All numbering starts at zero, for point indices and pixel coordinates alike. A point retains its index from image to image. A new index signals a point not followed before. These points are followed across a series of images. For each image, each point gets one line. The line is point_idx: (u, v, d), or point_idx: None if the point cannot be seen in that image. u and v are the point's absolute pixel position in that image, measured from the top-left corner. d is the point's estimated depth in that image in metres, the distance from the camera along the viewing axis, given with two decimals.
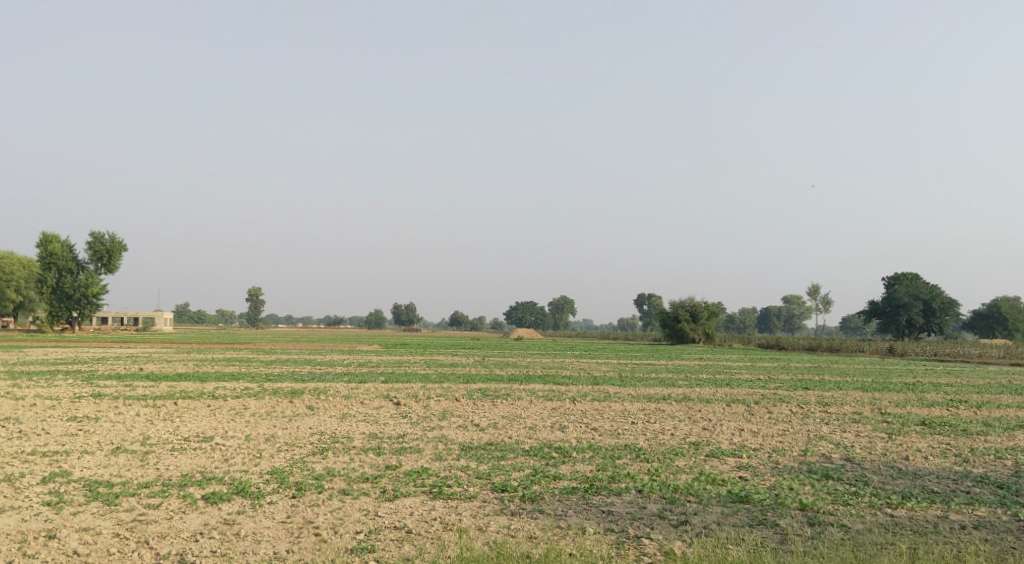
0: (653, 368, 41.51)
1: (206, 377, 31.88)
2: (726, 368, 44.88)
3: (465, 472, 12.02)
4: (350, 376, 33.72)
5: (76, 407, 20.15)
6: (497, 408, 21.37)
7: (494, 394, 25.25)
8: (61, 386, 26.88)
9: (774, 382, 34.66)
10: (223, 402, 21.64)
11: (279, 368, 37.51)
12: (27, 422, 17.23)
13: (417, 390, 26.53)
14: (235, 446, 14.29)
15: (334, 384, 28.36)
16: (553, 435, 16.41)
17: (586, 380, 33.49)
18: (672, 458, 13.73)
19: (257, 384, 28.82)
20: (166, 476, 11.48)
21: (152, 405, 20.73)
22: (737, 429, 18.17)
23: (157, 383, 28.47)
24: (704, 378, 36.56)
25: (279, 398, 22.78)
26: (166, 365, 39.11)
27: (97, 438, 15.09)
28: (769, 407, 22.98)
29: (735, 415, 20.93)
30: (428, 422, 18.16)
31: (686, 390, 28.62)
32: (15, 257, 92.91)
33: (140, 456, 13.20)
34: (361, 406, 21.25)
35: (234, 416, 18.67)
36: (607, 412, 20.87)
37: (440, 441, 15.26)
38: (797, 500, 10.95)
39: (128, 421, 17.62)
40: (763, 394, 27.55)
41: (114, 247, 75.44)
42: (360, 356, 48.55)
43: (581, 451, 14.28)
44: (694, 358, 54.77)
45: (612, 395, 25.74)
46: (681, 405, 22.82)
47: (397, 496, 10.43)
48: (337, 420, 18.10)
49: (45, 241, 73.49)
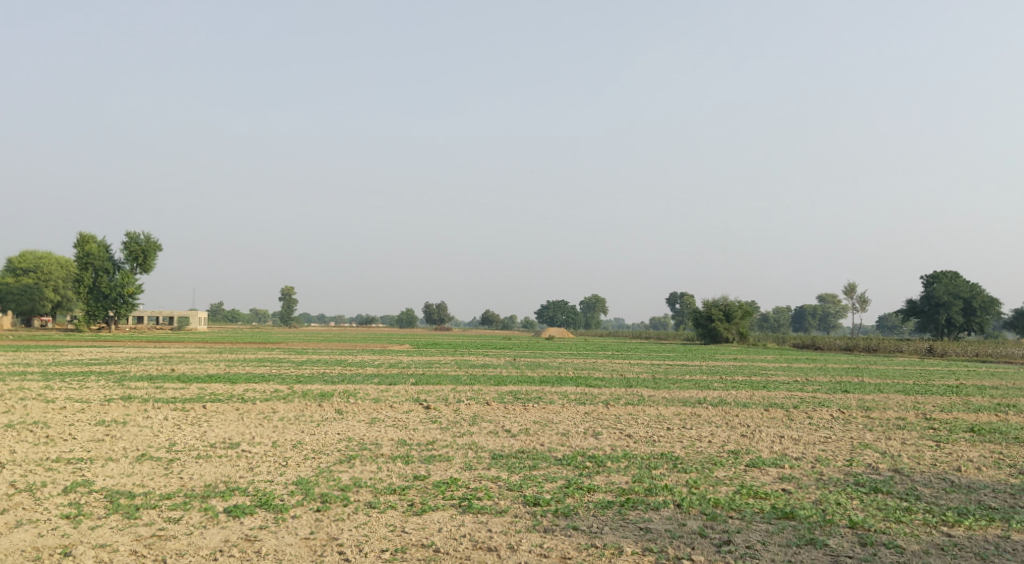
0: (688, 370, 40.73)
1: (236, 378, 31.81)
2: (762, 369, 43.99)
3: (496, 483, 11.58)
4: (381, 377, 33.40)
5: (105, 411, 20.03)
6: (528, 413, 20.91)
7: (525, 398, 24.78)
8: (93, 388, 26.82)
9: (812, 384, 33.80)
10: (252, 405, 21.41)
11: (309, 369, 37.41)
12: (56, 427, 17.08)
13: (447, 393, 26.14)
14: (262, 453, 13.99)
15: (364, 386, 28.09)
16: (586, 442, 15.92)
17: (619, 382, 32.88)
18: (711, 468, 13.20)
19: (286, 386, 28.63)
20: (189, 486, 11.19)
21: (181, 409, 20.54)
22: (778, 436, 17.54)
23: (188, 386, 28.38)
24: (739, 380, 35.77)
25: (307, 401, 22.50)
26: (198, 366, 39.12)
27: (123, 445, 14.89)
28: (809, 412, 22.30)
29: (775, 420, 20.27)
30: (458, 428, 17.74)
31: (721, 394, 27.93)
32: (53, 258, 94.26)
33: (165, 464, 12.94)
34: (390, 410, 20.89)
35: (262, 421, 18.44)
36: (641, 417, 20.31)
37: (471, 449, 14.85)
38: (846, 517, 10.37)
39: (156, 426, 17.43)
40: (801, 398, 26.79)
41: (149, 247, 76.08)
42: (390, 356, 48.37)
43: (616, 459, 13.79)
44: (728, 359, 53.94)
45: (647, 398, 25.14)
46: (717, 410, 22.20)
47: (425, 510, 10.02)
48: (366, 426, 17.76)
49: (82, 241, 74.26)
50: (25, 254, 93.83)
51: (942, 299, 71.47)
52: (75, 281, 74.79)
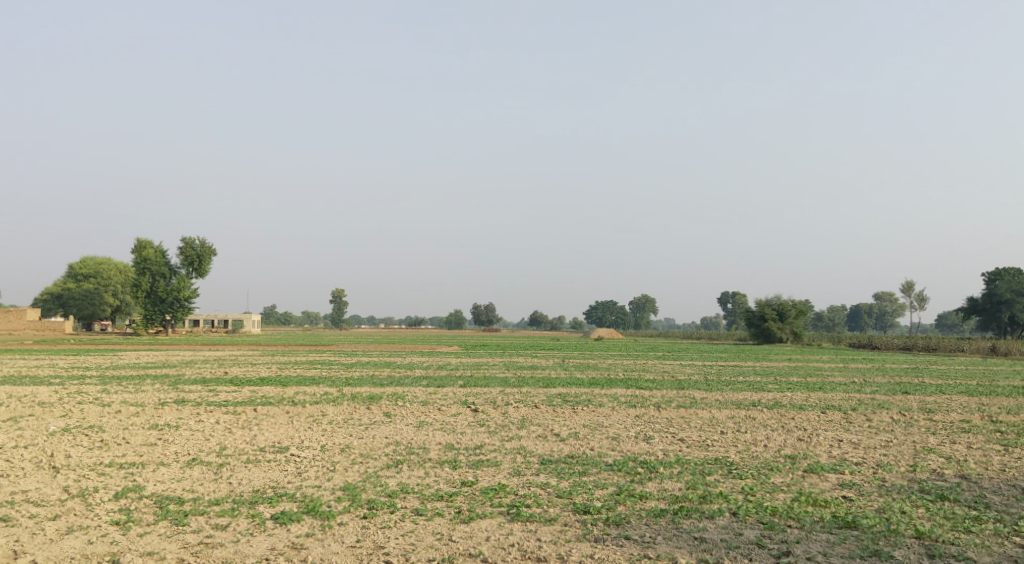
0: (741, 371, 39.95)
1: (288, 381, 32.10)
2: (817, 370, 43.03)
3: (546, 490, 11.34)
4: (430, 380, 33.41)
5: (158, 414, 20.27)
6: (578, 416, 20.58)
7: (575, 400, 24.45)
8: (148, 391, 27.25)
9: (871, 386, 32.84)
10: (302, 408, 21.49)
11: (359, 372, 37.56)
12: (110, 431, 17.31)
13: (496, 396, 25.96)
14: (310, 458, 13.94)
15: (413, 389, 28.07)
16: (638, 447, 15.58)
17: (671, 384, 32.36)
18: (767, 474, 12.77)
19: (336, 388, 28.77)
20: (237, 492, 11.16)
21: (232, 412, 20.69)
22: (837, 439, 16.97)
23: (240, 388, 28.70)
24: (794, 381, 34.96)
25: (357, 404, 22.49)
26: (251, 368, 39.62)
27: (174, 449, 14.99)
28: (867, 414, 21.62)
29: (832, 424, 19.65)
30: (506, 432, 17.51)
31: (776, 396, 27.26)
32: (112, 264, 96.66)
33: (215, 469, 12.97)
34: (439, 413, 20.78)
35: (312, 424, 18.47)
36: (693, 421, 19.87)
37: (520, 454, 14.62)
38: (912, 527, 9.90)
39: (207, 430, 17.57)
40: (859, 400, 26.00)
41: (204, 252, 77.48)
42: (439, 358, 48.41)
43: (668, 465, 13.43)
44: (782, 359, 52.84)
45: (699, 401, 24.65)
46: (772, 412, 21.64)
47: (473, 518, 9.84)
48: (414, 430, 17.66)
49: (139, 247, 76.00)
50: (86, 260, 96.43)
51: (1004, 297, 69.19)
52: (133, 285, 76.57)
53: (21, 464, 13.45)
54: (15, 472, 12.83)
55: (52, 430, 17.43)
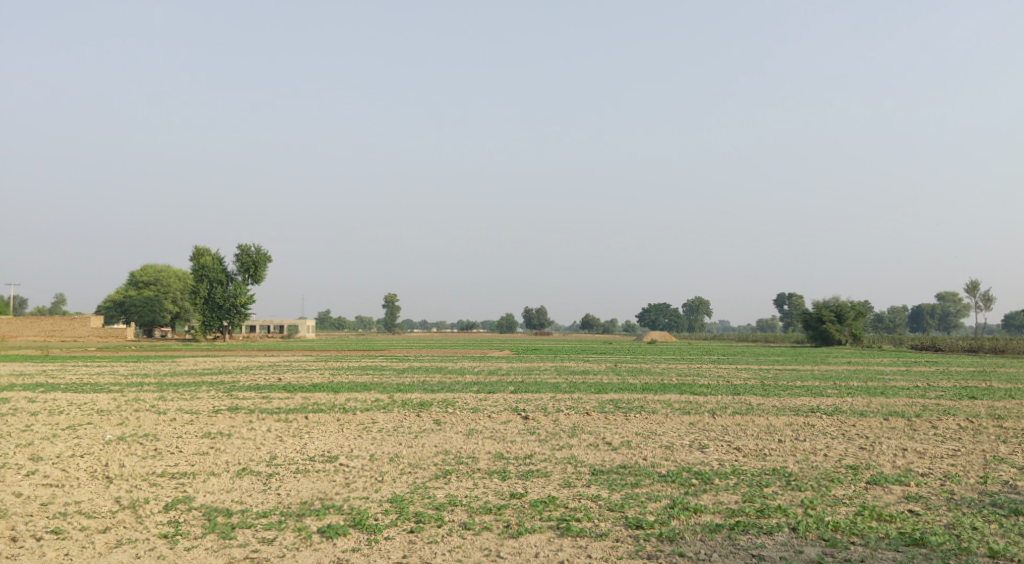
0: (799, 375, 39.02)
1: (340, 387, 32.26)
2: (879, 373, 41.85)
3: (597, 503, 11.03)
4: (480, 385, 33.27)
5: (211, 422, 20.45)
6: (630, 423, 20.20)
7: (627, 407, 24.03)
8: (203, 398, 27.61)
9: (935, 390, 31.77)
10: (352, 415, 21.49)
11: (411, 377, 37.66)
12: (164, 439, 17.48)
13: (546, 402, 25.69)
14: (359, 468, 13.86)
15: (464, 395, 27.93)
16: (692, 456, 15.15)
17: (726, 389, 31.72)
18: (828, 486, 12.25)
19: (388, 394, 28.79)
20: (285, 504, 11.09)
21: (283, 419, 20.79)
22: (901, 448, 16.32)
23: (293, 395, 28.92)
24: (855, 386, 33.99)
25: (407, 411, 22.44)
26: (304, 374, 40.00)
27: (226, 458, 15.06)
28: (933, 421, 20.80)
29: (896, 431, 18.95)
30: (557, 440, 17.22)
31: (836, 401, 26.50)
32: (171, 271, 98.92)
33: (264, 479, 12.95)
34: (489, 420, 20.59)
35: (362, 432, 18.43)
36: (749, 428, 19.35)
37: (570, 463, 14.33)
38: (985, 545, 9.37)
39: (259, 438, 17.63)
40: (923, 406, 25.13)
41: (259, 258, 78.71)
42: (490, 363, 48.34)
43: (723, 476, 13.02)
44: (842, 361, 51.65)
45: (755, 407, 24.01)
46: (832, 419, 20.96)
47: (521, 532, 9.59)
48: (463, 438, 17.48)
49: (198, 255, 77.59)
50: (146, 267, 98.82)
51: None
52: (192, 292, 78.17)
53: (76, 474, 13.63)
54: (70, 482, 12.99)
55: (107, 439, 17.66)
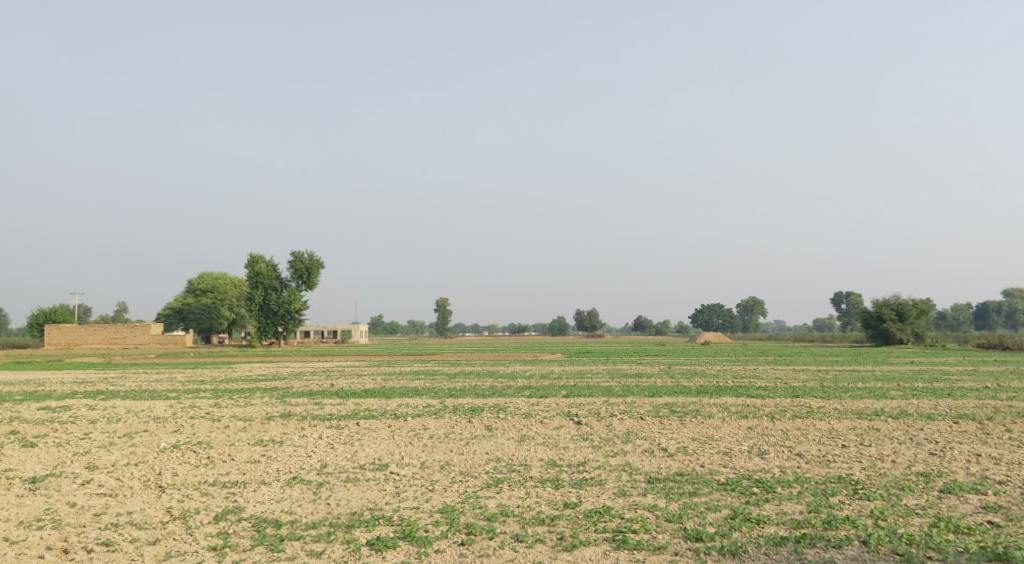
0: (860, 376, 37.86)
1: (392, 392, 32.22)
2: (944, 373, 40.51)
3: (654, 513, 10.62)
4: (531, 390, 32.97)
5: (264, 429, 20.50)
6: (686, 428, 19.67)
7: (682, 411, 23.44)
8: (258, 405, 27.75)
9: (1004, 391, 30.60)
10: (403, 421, 21.30)
11: (462, 382, 37.51)
12: (217, 447, 17.53)
13: (598, 406, 25.26)
14: (410, 476, 13.63)
15: (515, 400, 27.62)
16: (752, 463, 14.61)
17: (784, 391, 30.90)
18: (898, 496, 11.63)
19: (439, 400, 28.62)
20: (335, 514, 10.91)
21: (335, 426, 20.75)
22: (974, 454, 15.55)
23: (345, 401, 28.94)
24: (920, 387, 32.83)
25: (458, 416, 22.20)
26: (356, 380, 40.11)
27: (277, 466, 15.01)
28: (1006, 424, 19.85)
29: (967, 435, 18.13)
30: (611, 447, 16.79)
31: (901, 404, 25.55)
32: (227, 279, 100.74)
33: (314, 488, 12.81)
34: (541, 426, 20.27)
35: (413, 439, 18.26)
36: (811, 433, 18.66)
37: (626, 471, 13.90)
38: None
39: (310, 446, 17.55)
40: (994, 408, 24.13)
41: (313, 265, 79.57)
42: (541, 366, 47.97)
43: (786, 484, 12.47)
44: (904, 361, 50.17)
45: (815, 411, 23.25)
46: (898, 423, 20.12)
47: (576, 545, 9.27)
48: (516, 444, 17.19)
49: (252, 262, 78.69)
50: (203, 275, 100.95)
51: None
52: (248, 299, 79.35)
53: (130, 483, 13.67)
54: (123, 491, 13.03)
55: (162, 446, 17.78)
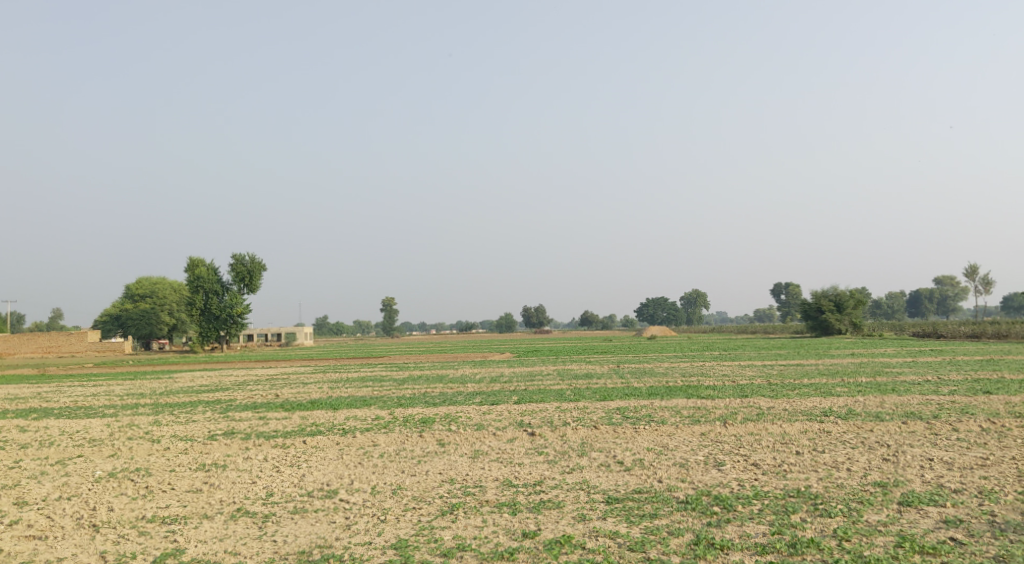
0: (806, 372, 38.22)
1: (339, 403, 31.42)
2: (884, 366, 41.41)
3: (616, 541, 10.35)
4: (483, 396, 32.49)
5: (207, 451, 19.71)
6: (640, 437, 19.44)
7: (635, 417, 23.21)
8: (199, 421, 26.76)
9: (946, 385, 31.19)
10: (351, 438, 20.65)
11: (412, 388, 36.92)
12: (155, 475, 16.68)
13: (551, 414, 24.94)
14: (361, 505, 13.10)
15: (466, 409, 27.10)
16: (710, 476, 14.35)
17: (733, 390, 31.10)
18: (859, 511, 11.52)
19: (388, 410, 28.00)
20: (282, 555, 10.43)
21: (281, 446, 20.02)
22: (927, 459, 15.60)
23: (291, 414, 28.11)
24: (864, 381, 33.28)
25: (408, 430, 21.66)
26: (301, 389, 39.23)
27: (221, 496, 14.34)
28: (952, 423, 20.11)
29: (917, 437, 18.31)
30: (566, 462, 16.40)
31: (848, 402, 25.82)
32: (166, 284, 98.11)
33: (260, 522, 12.21)
34: (494, 439, 19.83)
35: (361, 459, 17.69)
36: (764, 439, 18.60)
37: (584, 490, 13.57)
38: None
39: (255, 470, 16.83)
40: (938, 404, 24.60)
41: (254, 267, 77.93)
42: (491, 368, 47.49)
43: (746, 501, 12.26)
44: (845, 353, 51.11)
45: (767, 412, 23.24)
46: (848, 425, 20.20)
47: None
48: (469, 461, 16.75)
49: (192, 266, 76.65)
50: (141, 280, 98.07)
51: None
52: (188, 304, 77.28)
53: (62, 522, 12.87)
54: (53, 532, 12.23)
55: (97, 475, 16.85)
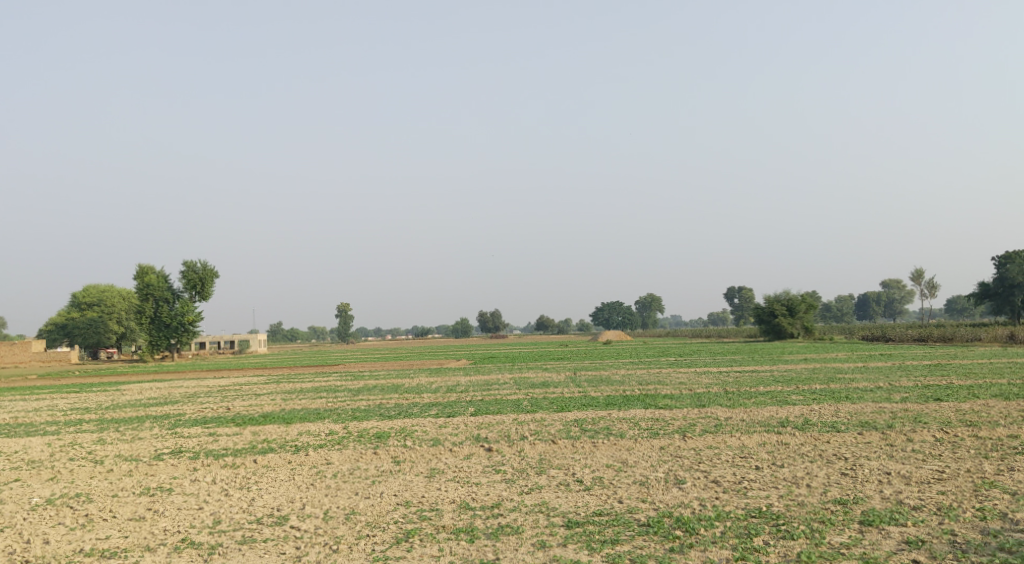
0: (760, 379, 38.45)
1: (292, 416, 30.65)
2: (836, 371, 41.95)
3: None
4: (439, 407, 31.97)
5: (152, 473, 18.97)
6: (598, 452, 19.22)
7: (593, 429, 22.93)
8: (147, 439, 25.88)
9: (898, 392, 31.47)
10: (304, 456, 20.04)
11: (367, 399, 36.29)
12: (97, 501, 15.95)
13: (509, 427, 24.60)
14: (312, 532, 12.62)
15: (423, 422, 26.62)
16: (670, 496, 14.10)
17: (690, 399, 31.11)
18: (820, 532, 11.41)
19: (342, 424, 27.40)
20: None
21: (230, 466, 19.34)
22: (885, 472, 15.59)
23: (243, 430, 27.36)
24: (817, 389, 33.44)
25: (363, 446, 21.14)
26: (254, 401, 38.34)
27: (165, 525, 13.73)
28: (907, 433, 20.23)
29: (874, 449, 18.36)
30: (524, 481, 16.06)
31: (804, 411, 25.92)
32: (114, 291, 95.78)
33: (205, 556, 11.73)
34: (450, 456, 19.42)
35: (314, 479, 17.18)
36: (723, 452, 18.47)
37: (543, 513, 13.26)
38: None
39: (202, 494, 16.23)
40: (891, 412, 24.83)
41: (206, 274, 76.33)
42: (446, 377, 47.01)
43: (708, 523, 12.05)
44: (798, 359, 51.73)
45: (725, 423, 23.23)
46: (805, 436, 20.24)
47: None
48: (425, 482, 16.34)
49: (141, 273, 74.86)
50: (88, 288, 95.60)
51: (1015, 281, 74.50)
52: (137, 311, 75.35)
53: None
54: None
55: (33, 502, 16.05)
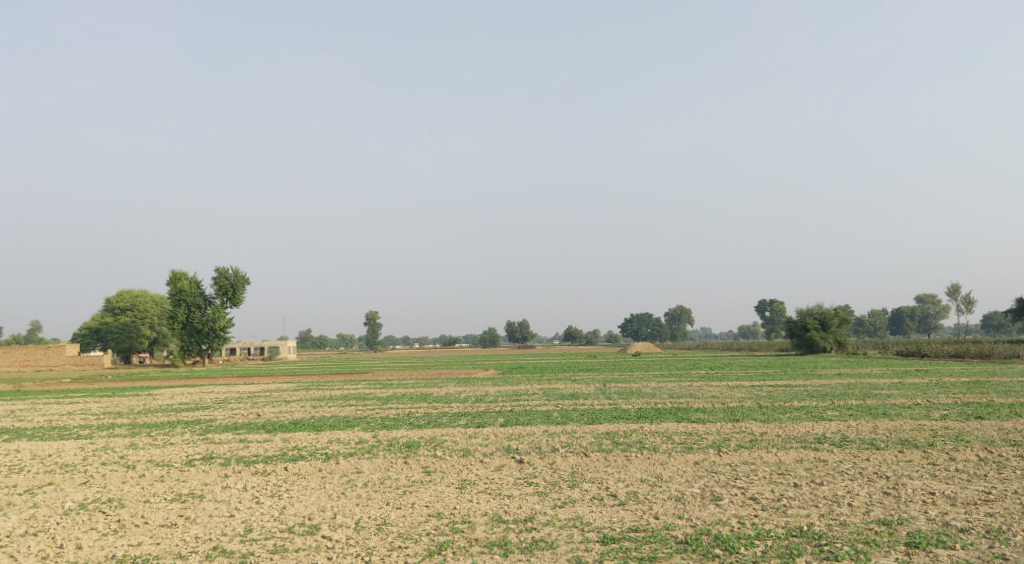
0: (795, 394, 37.86)
1: (321, 424, 30.65)
2: (872, 387, 41.19)
3: None
4: (468, 417, 31.79)
5: (184, 479, 18.98)
6: (632, 465, 18.91)
7: (626, 443, 22.65)
8: (179, 444, 26.01)
9: (936, 409, 30.78)
10: (334, 464, 19.97)
11: (396, 408, 36.23)
12: (129, 507, 15.96)
13: (539, 439, 24.37)
14: (344, 543, 12.46)
15: (452, 432, 26.44)
16: (707, 513, 13.80)
17: (723, 413, 30.67)
18: (865, 554, 11.16)
19: (372, 433, 27.33)
20: None
21: (260, 473, 19.32)
22: (928, 492, 15.15)
23: (273, 436, 27.40)
24: (853, 405, 32.83)
25: (393, 455, 21.03)
26: (284, 408, 38.44)
27: (196, 532, 13.67)
28: (949, 452, 19.68)
29: (916, 467, 17.87)
30: (557, 494, 15.83)
31: (841, 427, 25.40)
32: (148, 297, 96.96)
33: None
34: (481, 467, 19.25)
35: (345, 488, 17.06)
36: (760, 469, 18.09)
37: (578, 528, 13.01)
38: None
39: (233, 501, 16.18)
40: (931, 430, 24.24)
41: (238, 281, 76.98)
42: (475, 386, 46.85)
43: (749, 541, 11.75)
44: (832, 373, 50.92)
45: (761, 438, 22.80)
46: (843, 453, 19.78)
47: None
48: (457, 493, 16.16)
49: (174, 278, 75.64)
50: (122, 293, 96.81)
51: None
52: (170, 317, 76.13)
53: None
54: None
55: (66, 507, 16.07)
